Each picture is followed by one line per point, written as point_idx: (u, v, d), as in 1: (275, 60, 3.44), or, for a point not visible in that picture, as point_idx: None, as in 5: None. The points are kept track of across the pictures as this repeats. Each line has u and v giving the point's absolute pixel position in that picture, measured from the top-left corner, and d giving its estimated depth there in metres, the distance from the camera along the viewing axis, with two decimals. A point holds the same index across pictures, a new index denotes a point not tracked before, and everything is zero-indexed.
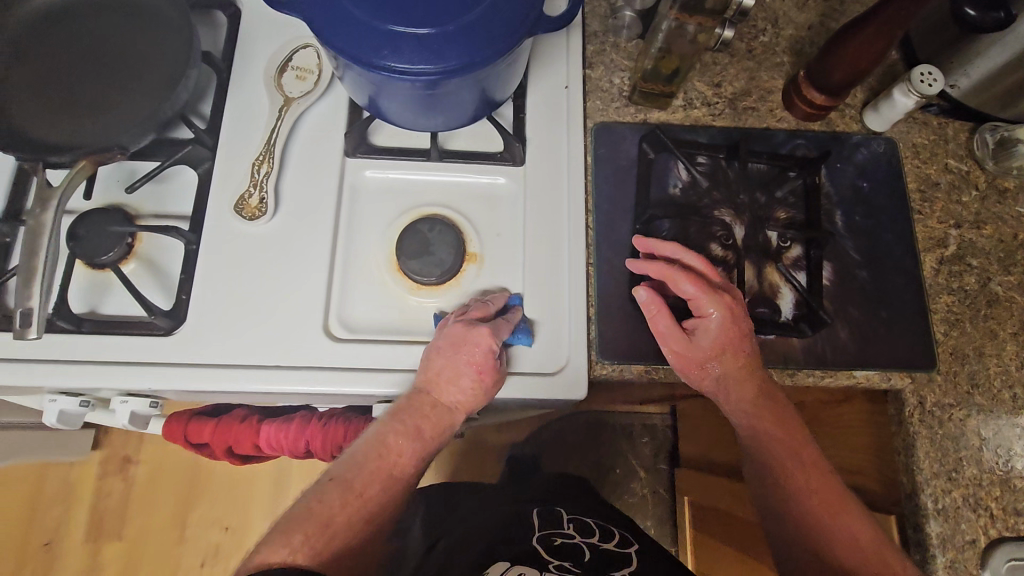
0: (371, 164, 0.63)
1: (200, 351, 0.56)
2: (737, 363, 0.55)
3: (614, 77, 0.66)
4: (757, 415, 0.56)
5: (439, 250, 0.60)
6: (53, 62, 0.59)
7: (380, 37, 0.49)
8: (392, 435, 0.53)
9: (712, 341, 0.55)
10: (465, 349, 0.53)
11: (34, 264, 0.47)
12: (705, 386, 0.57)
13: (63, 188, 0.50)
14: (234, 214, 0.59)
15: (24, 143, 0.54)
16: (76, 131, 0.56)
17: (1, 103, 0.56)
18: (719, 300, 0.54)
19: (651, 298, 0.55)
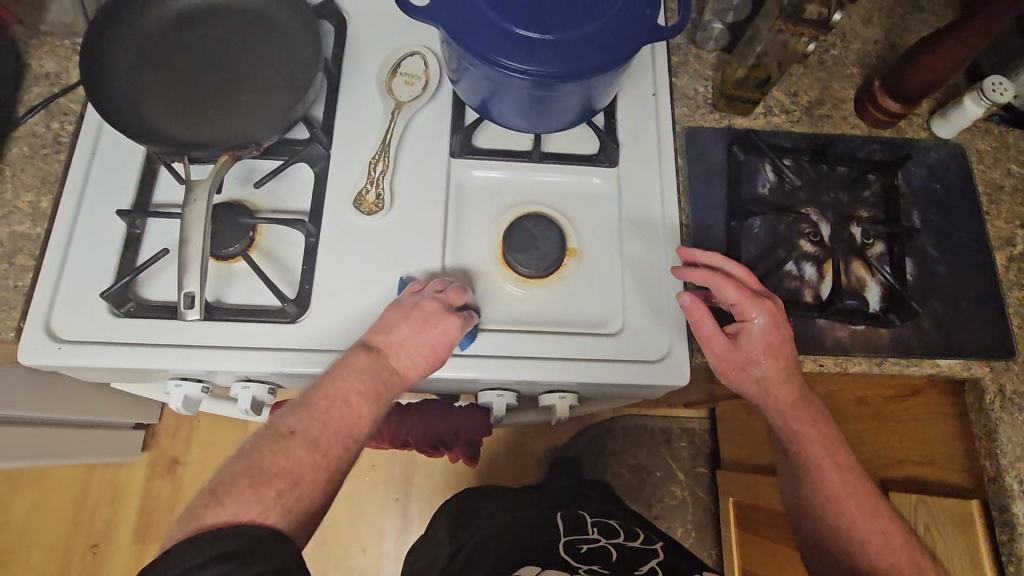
0: (478, 164, 0.66)
1: (324, 338, 0.58)
2: (778, 369, 0.57)
3: (698, 85, 0.71)
4: (801, 425, 0.59)
5: (543, 245, 0.63)
6: (182, 64, 0.62)
7: (516, 42, 0.53)
8: (353, 397, 0.51)
9: (754, 345, 0.57)
10: (434, 327, 0.55)
11: (190, 251, 0.51)
12: (745, 389, 0.59)
13: (211, 182, 0.54)
14: (351, 208, 0.62)
15: (165, 139, 0.58)
16: (208, 131, 0.60)
17: (139, 102, 0.60)
18: (762, 306, 0.56)
19: (694, 303, 0.57)
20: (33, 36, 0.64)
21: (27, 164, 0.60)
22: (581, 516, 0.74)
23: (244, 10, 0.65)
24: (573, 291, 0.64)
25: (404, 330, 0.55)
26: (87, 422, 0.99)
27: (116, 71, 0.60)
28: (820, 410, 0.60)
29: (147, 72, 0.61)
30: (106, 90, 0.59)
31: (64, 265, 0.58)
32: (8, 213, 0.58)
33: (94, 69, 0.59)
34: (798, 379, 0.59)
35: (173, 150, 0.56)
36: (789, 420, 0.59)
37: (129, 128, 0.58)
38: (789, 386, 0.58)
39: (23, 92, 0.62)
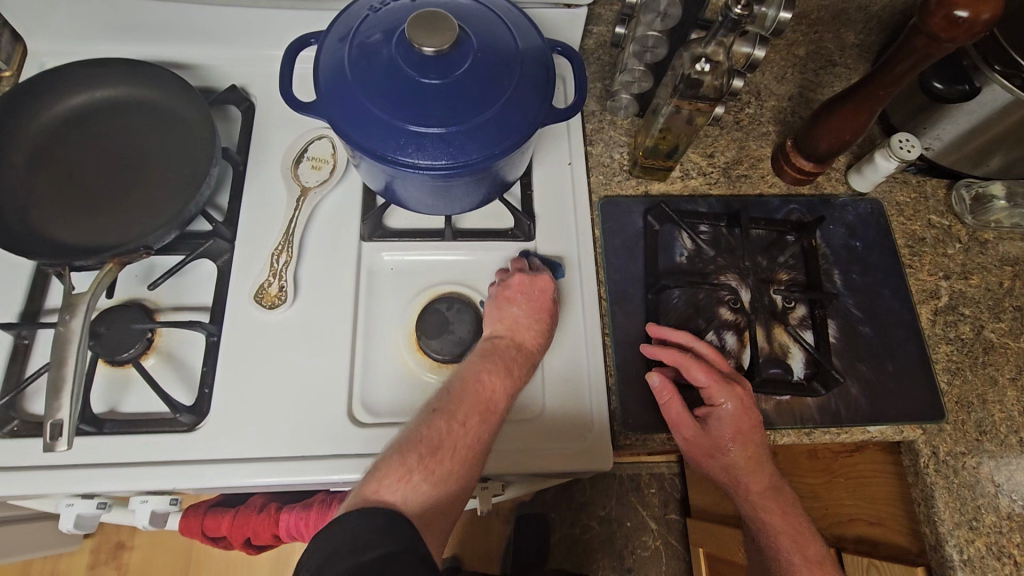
0: (388, 247, 0.64)
1: (223, 444, 0.55)
2: (746, 455, 0.56)
3: (615, 152, 0.70)
4: (767, 509, 0.58)
5: (459, 328, 0.61)
6: (75, 163, 0.61)
7: (407, 137, 0.52)
8: (486, 370, 0.53)
9: (722, 432, 0.55)
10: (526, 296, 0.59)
11: (64, 373, 0.48)
12: (714, 473, 0.58)
13: (90, 294, 0.51)
14: (253, 303, 0.60)
15: (50, 247, 0.56)
16: (98, 233, 0.58)
17: (25, 210, 0.58)
18: (731, 392, 0.55)
19: (664, 385, 0.56)
20: None
21: None
22: None
23: (142, 104, 0.63)
24: None
25: (507, 299, 0.58)
26: (9, 520, 0.93)
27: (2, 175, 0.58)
28: (787, 495, 0.59)
29: (37, 174, 0.60)
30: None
31: None
32: None
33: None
34: (766, 464, 0.58)
35: (55, 258, 0.54)
36: (755, 504, 0.58)
37: (9, 236, 0.55)
38: (757, 471, 0.57)
39: None
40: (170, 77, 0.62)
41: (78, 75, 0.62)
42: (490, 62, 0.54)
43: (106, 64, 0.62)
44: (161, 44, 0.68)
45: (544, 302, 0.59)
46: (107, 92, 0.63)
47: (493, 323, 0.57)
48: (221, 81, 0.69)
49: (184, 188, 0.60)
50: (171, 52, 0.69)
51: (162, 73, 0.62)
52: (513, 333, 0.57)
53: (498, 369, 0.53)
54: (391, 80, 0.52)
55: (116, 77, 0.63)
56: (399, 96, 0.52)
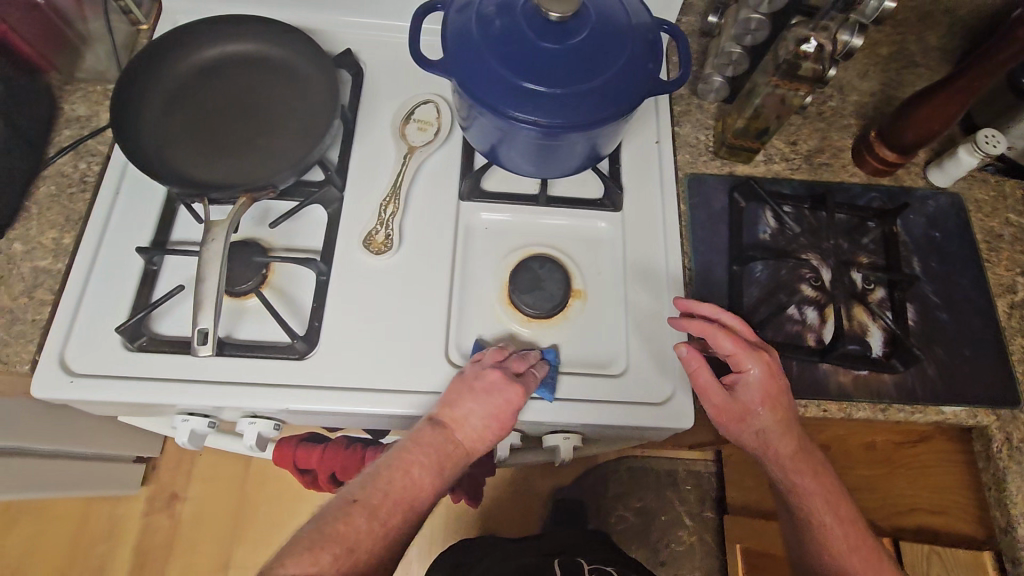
0: (485, 207, 0.69)
1: (330, 374, 0.59)
2: (778, 419, 0.57)
3: (701, 134, 0.73)
4: (799, 472, 0.58)
5: (550, 285, 0.65)
6: (206, 108, 0.66)
7: (525, 95, 0.55)
8: (418, 464, 0.51)
9: (752, 396, 0.56)
10: (496, 395, 0.54)
11: (206, 289, 0.53)
12: (745, 440, 0.58)
13: (228, 222, 0.56)
14: (361, 248, 0.64)
15: (186, 182, 0.61)
16: (227, 173, 0.63)
17: (161, 147, 0.63)
18: (757, 357, 0.57)
19: (692, 354, 0.57)
20: (67, 82, 0.69)
21: (53, 201, 0.63)
22: (579, 562, 0.74)
23: (268, 60, 0.68)
24: (578, 330, 0.65)
25: (474, 393, 0.55)
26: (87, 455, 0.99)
27: (144, 112, 0.64)
28: (817, 457, 0.59)
29: (172, 114, 0.65)
30: (133, 132, 0.62)
31: (81, 297, 0.59)
32: (32, 249, 0.61)
33: (122, 109, 0.62)
34: (798, 427, 0.58)
35: (193, 190, 0.59)
36: (789, 468, 0.58)
37: (152, 167, 0.60)
38: (789, 436, 0.57)
39: (55, 134, 0.66)
40: (297, 36, 0.67)
41: (214, 29, 0.67)
42: (606, 34, 0.57)
43: (240, 21, 0.67)
44: (285, 8, 0.74)
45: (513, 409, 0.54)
46: (238, 47, 0.68)
47: (445, 409, 0.55)
48: (336, 45, 0.74)
49: (305, 138, 0.65)
50: (293, 16, 0.74)
51: (291, 33, 0.67)
52: (455, 420, 0.54)
53: (429, 468, 0.51)
54: (514, 43, 0.56)
55: (247, 33, 0.68)
56: (520, 58, 0.56)
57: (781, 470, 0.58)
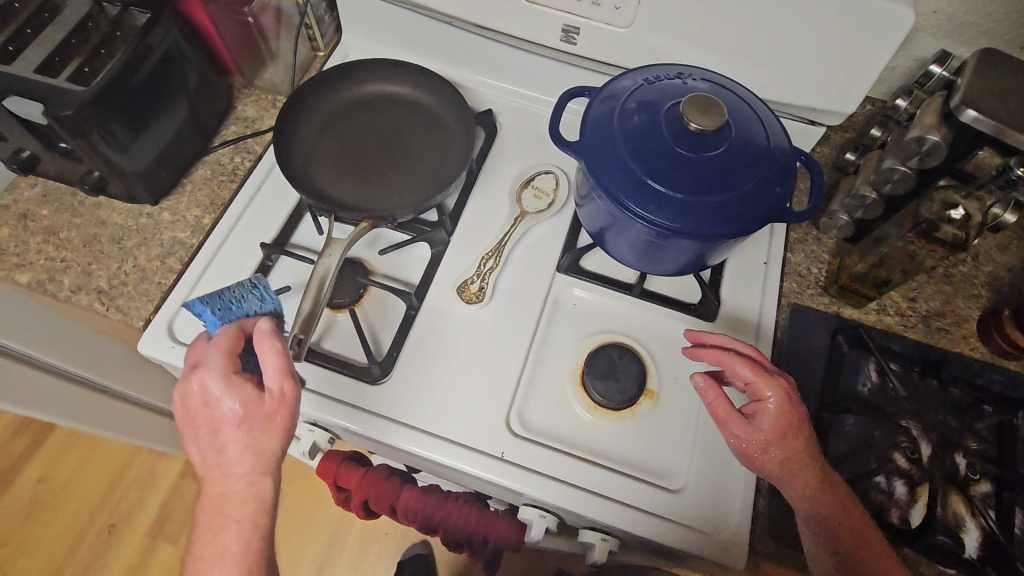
0: (579, 283, 0.70)
1: (397, 406, 0.61)
2: (802, 452, 0.53)
3: (812, 266, 0.71)
4: (836, 514, 0.52)
5: (624, 378, 0.64)
6: (353, 133, 0.72)
7: (651, 194, 0.57)
8: (210, 535, 0.49)
9: (773, 428, 0.53)
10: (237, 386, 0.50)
11: (314, 294, 0.58)
12: (773, 479, 0.54)
13: (349, 240, 0.61)
14: (454, 294, 0.66)
15: (320, 196, 0.66)
16: (355, 196, 0.68)
17: (306, 160, 0.69)
18: (775, 384, 0.54)
19: (707, 385, 0.56)
20: (247, 86, 0.78)
21: (205, 184, 0.71)
22: None
23: (416, 105, 0.74)
24: (643, 431, 0.63)
25: (194, 395, 0.50)
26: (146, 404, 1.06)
27: (299, 125, 0.70)
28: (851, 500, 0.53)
29: (322, 133, 0.71)
30: (287, 141, 0.69)
31: (202, 273, 0.65)
32: (177, 221, 0.68)
33: (283, 119, 0.69)
34: (823, 464, 0.53)
35: (327, 205, 0.64)
36: (825, 508, 0.52)
37: (296, 176, 0.67)
38: (813, 472, 0.52)
39: (223, 128, 0.75)
40: (449, 92, 0.73)
41: (376, 67, 0.74)
42: (742, 153, 0.58)
43: (402, 65, 0.74)
44: (444, 63, 0.80)
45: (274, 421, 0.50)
46: (393, 87, 0.74)
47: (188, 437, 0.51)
48: (478, 103, 0.80)
49: (432, 182, 0.69)
50: (449, 69, 0.81)
51: (445, 88, 0.73)
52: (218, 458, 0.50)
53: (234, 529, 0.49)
54: (650, 143, 0.58)
55: (404, 76, 0.75)
56: (654, 158, 0.58)
57: (814, 515, 0.52)
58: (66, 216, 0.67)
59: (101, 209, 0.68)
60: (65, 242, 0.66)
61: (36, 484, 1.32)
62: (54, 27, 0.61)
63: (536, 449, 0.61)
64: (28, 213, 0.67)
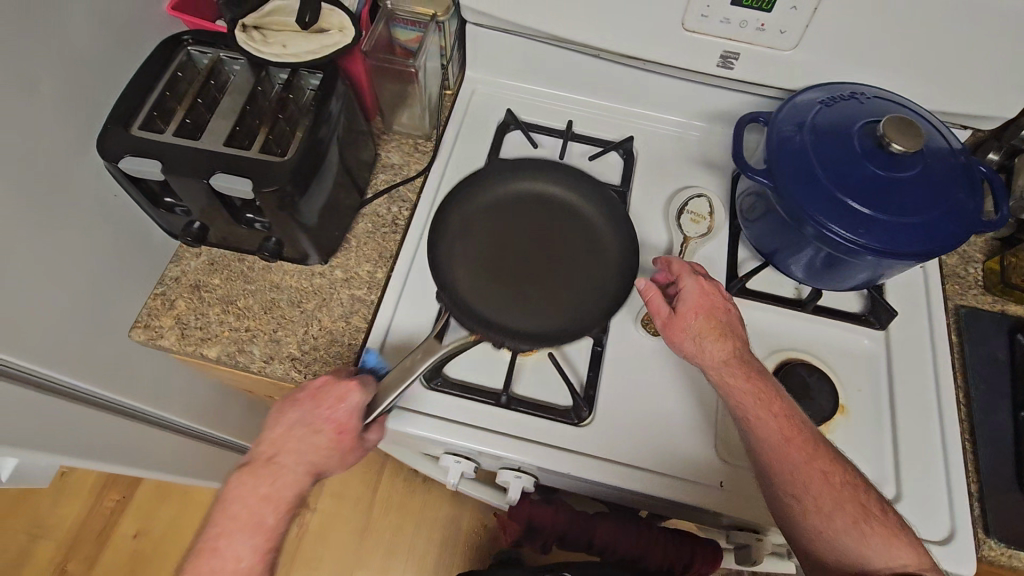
0: (746, 304, 0.71)
1: (606, 446, 0.61)
2: (714, 328, 0.57)
3: (969, 267, 0.73)
4: (757, 405, 0.54)
5: (818, 396, 0.65)
6: (501, 243, 0.67)
7: (857, 217, 0.57)
8: (227, 539, 0.48)
9: (688, 308, 0.58)
10: (329, 403, 0.54)
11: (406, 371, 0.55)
12: (690, 357, 0.58)
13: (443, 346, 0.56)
14: (637, 327, 0.67)
15: (463, 307, 0.61)
16: (495, 308, 0.63)
17: (450, 260, 0.65)
18: (691, 275, 0.60)
19: (645, 285, 0.59)
20: (386, 131, 0.77)
21: (369, 237, 0.70)
22: None
23: (571, 210, 0.70)
24: (844, 446, 0.63)
25: (297, 409, 0.54)
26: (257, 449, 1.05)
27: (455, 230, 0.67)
28: (789, 405, 0.55)
29: (476, 235, 0.67)
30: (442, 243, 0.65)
31: (387, 329, 0.64)
32: (350, 278, 0.67)
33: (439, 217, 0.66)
34: (740, 344, 0.57)
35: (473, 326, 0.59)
36: (740, 394, 0.55)
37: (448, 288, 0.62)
38: (747, 368, 0.56)
39: (372, 176, 0.74)
40: (615, 206, 0.68)
41: (541, 170, 0.71)
42: (936, 171, 0.59)
43: (575, 171, 0.70)
44: (576, 92, 0.81)
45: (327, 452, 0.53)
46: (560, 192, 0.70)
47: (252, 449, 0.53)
48: (615, 129, 0.81)
49: (581, 308, 0.64)
50: (581, 97, 0.82)
51: (610, 200, 0.69)
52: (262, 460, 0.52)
53: (251, 530, 0.49)
54: (845, 165, 0.59)
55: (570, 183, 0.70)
56: (851, 180, 0.58)
57: (726, 382, 0.55)
58: (239, 282, 0.66)
59: (272, 272, 0.67)
60: (245, 310, 0.64)
61: (132, 539, 1.30)
62: (230, 95, 0.60)
63: (744, 474, 0.60)
64: (200, 283, 0.65)
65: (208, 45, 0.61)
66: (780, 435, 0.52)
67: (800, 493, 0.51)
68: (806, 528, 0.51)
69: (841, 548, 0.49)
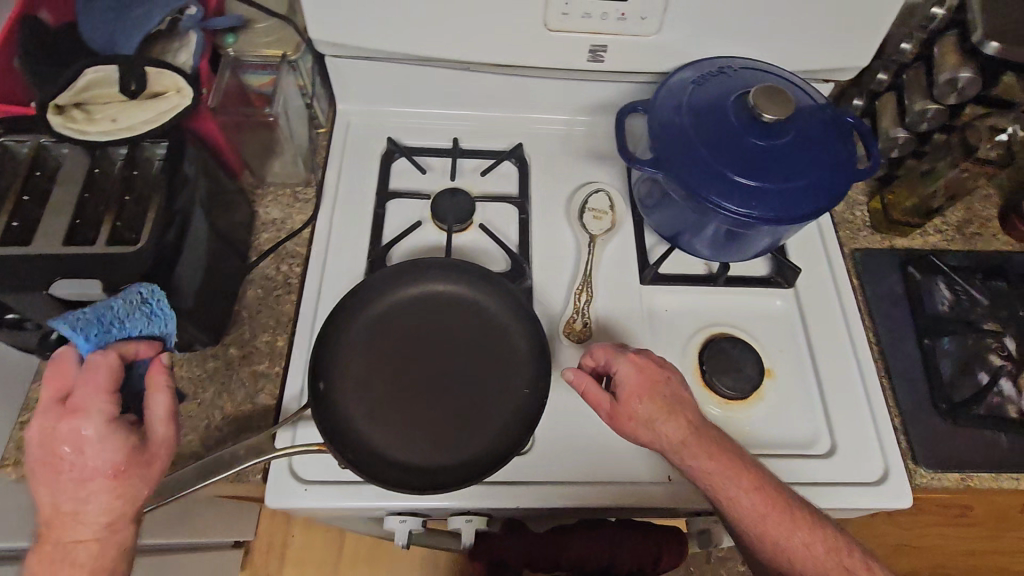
0: (664, 289, 0.71)
1: (552, 468, 0.59)
2: (663, 409, 0.53)
3: (856, 210, 0.76)
4: (732, 484, 0.51)
5: (745, 366, 0.65)
6: (403, 350, 0.59)
7: (748, 193, 0.58)
8: None
9: (631, 394, 0.54)
10: (72, 415, 0.43)
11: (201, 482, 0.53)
12: (648, 445, 0.54)
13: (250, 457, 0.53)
14: (562, 336, 0.66)
15: (330, 416, 0.55)
16: (371, 418, 0.56)
17: (337, 362, 0.58)
18: (625, 357, 0.56)
19: (579, 376, 0.55)
20: (259, 185, 0.71)
21: (262, 305, 0.65)
22: None
23: (493, 322, 0.61)
24: (776, 409, 0.65)
25: (42, 438, 0.43)
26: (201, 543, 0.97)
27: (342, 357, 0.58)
28: (765, 475, 0.52)
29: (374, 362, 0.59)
30: (326, 354, 0.58)
31: (300, 400, 0.59)
32: (248, 354, 0.62)
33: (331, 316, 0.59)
34: (694, 419, 0.53)
35: (326, 439, 0.53)
36: (704, 473, 0.51)
37: (325, 424, 0.54)
38: (710, 447, 0.52)
39: (253, 238, 0.69)
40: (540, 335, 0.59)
41: (451, 270, 0.62)
42: (808, 132, 0.61)
43: (508, 286, 0.61)
44: (453, 106, 0.78)
45: (124, 506, 0.43)
46: (484, 301, 0.62)
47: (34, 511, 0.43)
48: (501, 138, 0.79)
49: (474, 443, 0.56)
50: (461, 111, 0.79)
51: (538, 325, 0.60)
52: (48, 543, 0.42)
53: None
54: (728, 142, 0.59)
55: (502, 294, 0.61)
56: (736, 156, 0.58)
57: (693, 467, 0.52)
58: None
59: None
60: None
61: None
62: (59, 185, 0.53)
63: None
64: None
65: (25, 133, 0.54)
66: (756, 514, 0.50)
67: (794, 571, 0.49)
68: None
69: None
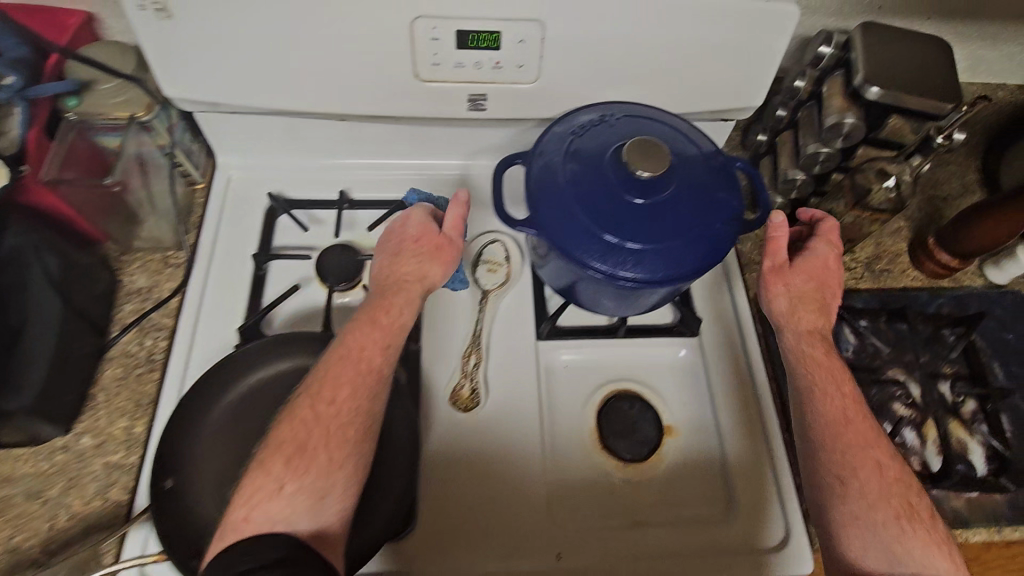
0: (563, 345, 0.68)
1: (438, 554, 0.57)
2: (813, 305, 0.58)
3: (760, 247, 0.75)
4: (823, 378, 0.55)
5: (643, 428, 0.64)
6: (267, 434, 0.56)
7: (624, 252, 0.55)
8: (257, 506, 0.45)
9: (813, 267, 0.59)
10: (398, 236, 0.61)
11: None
12: (775, 313, 0.59)
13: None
14: (448, 405, 0.63)
15: (181, 517, 0.52)
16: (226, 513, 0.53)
17: (190, 455, 0.55)
18: (820, 241, 0.60)
19: (780, 226, 0.58)
20: (123, 252, 0.67)
21: (120, 386, 0.60)
22: None
23: None
24: (677, 470, 0.63)
25: (398, 236, 0.61)
26: None
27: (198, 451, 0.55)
28: (859, 393, 0.54)
29: (240, 451, 0.56)
30: (179, 444, 0.55)
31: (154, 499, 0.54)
32: (101, 444, 0.57)
33: (188, 404, 0.56)
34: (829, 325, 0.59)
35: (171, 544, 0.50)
36: (808, 371, 0.56)
37: (174, 528, 0.51)
38: (831, 368, 0.55)
39: (116, 310, 0.64)
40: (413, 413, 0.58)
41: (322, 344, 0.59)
42: (691, 184, 0.58)
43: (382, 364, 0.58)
44: (341, 154, 0.74)
45: (383, 335, 0.54)
46: None
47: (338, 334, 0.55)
48: (395, 186, 0.75)
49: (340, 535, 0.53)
50: (350, 159, 0.75)
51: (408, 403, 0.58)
52: (308, 408, 0.49)
53: (295, 443, 0.47)
54: (602, 197, 0.56)
55: None
56: (611, 213, 0.55)
57: (796, 354, 0.57)
58: None
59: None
60: None
61: None
62: None
63: (586, 543, 0.58)
64: None
65: None
66: (842, 417, 0.52)
67: (849, 479, 0.50)
68: (849, 528, 0.49)
69: (874, 543, 0.48)
